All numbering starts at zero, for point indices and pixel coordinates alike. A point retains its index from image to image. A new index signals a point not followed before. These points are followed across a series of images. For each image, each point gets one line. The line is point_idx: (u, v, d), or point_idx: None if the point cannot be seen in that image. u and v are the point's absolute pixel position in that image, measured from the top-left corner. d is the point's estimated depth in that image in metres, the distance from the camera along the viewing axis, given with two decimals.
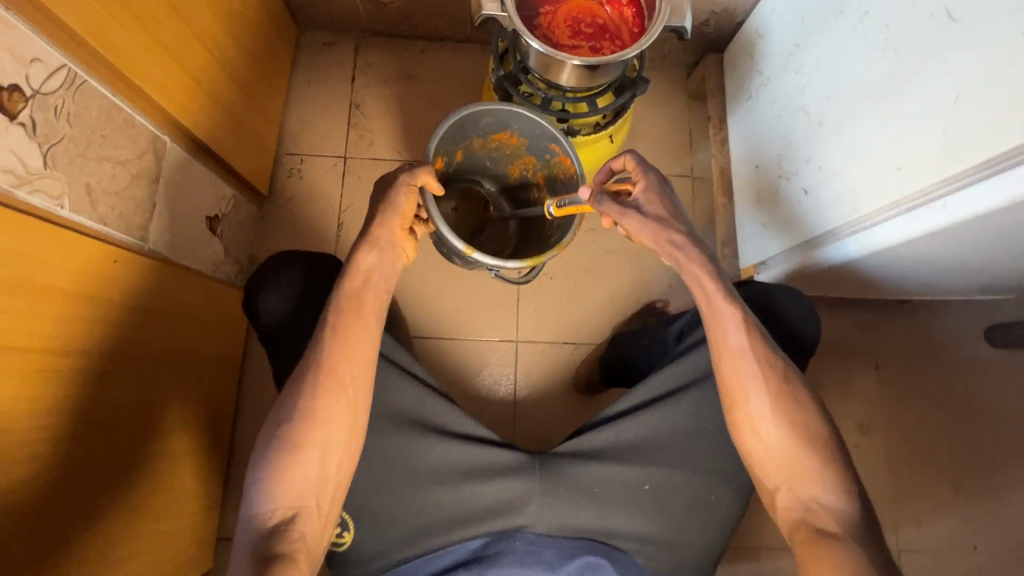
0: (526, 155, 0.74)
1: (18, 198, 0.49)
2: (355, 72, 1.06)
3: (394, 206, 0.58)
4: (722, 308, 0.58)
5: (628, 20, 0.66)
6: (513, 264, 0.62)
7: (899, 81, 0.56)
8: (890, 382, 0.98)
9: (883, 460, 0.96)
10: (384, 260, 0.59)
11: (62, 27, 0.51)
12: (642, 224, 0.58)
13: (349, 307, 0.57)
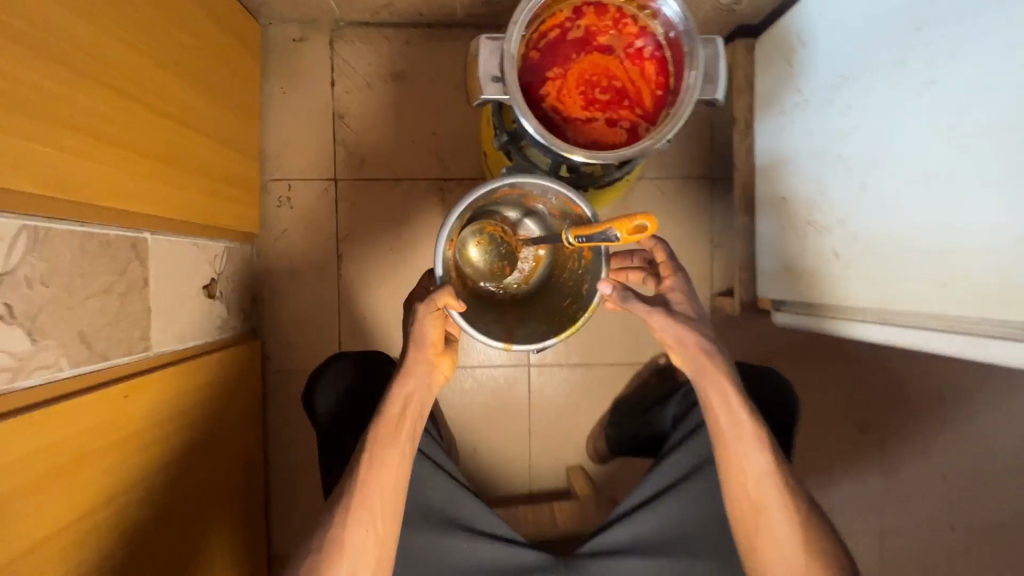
0: (534, 195, 0.60)
1: (19, 387, 0.48)
2: (334, 75, 0.94)
3: (421, 334, 0.59)
4: (747, 428, 0.61)
5: (651, 81, 0.57)
6: (549, 342, 0.60)
7: (957, 187, 0.51)
8: (893, 382, 1.01)
9: (880, 456, 1.02)
10: (423, 380, 0.62)
11: (8, 193, 0.46)
12: (667, 324, 0.59)
13: (389, 432, 0.61)
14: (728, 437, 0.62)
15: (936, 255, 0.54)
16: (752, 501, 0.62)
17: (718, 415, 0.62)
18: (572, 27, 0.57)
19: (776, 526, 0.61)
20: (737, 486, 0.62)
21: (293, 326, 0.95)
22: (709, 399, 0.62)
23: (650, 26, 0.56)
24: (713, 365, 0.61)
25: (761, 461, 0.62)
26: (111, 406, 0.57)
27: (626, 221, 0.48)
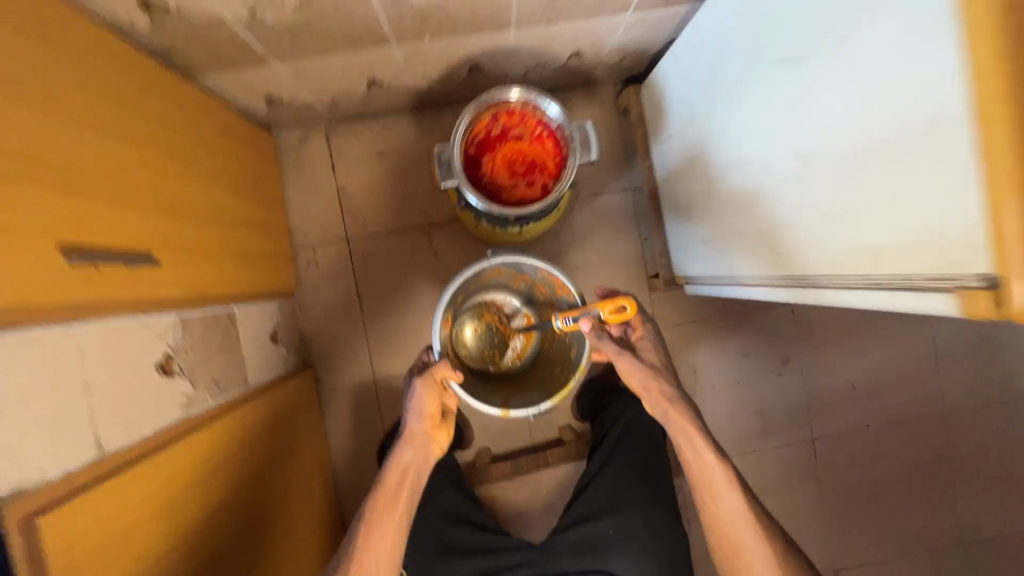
0: (517, 274, 0.93)
1: (196, 413, 0.78)
2: (333, 160, 1.24)
3: (420, 404, 0.84)
4: (716, 474, 0.82)
5: (550, 152, 0.86)
6: (545, 406, 0.87)
7: (738, 196, 0.81)
8: (802, 319, 1.30)
9: (802, 381, 1.31)
10: (420, 449, 0.85)
11: (173, 298, 0.76)
12: (637, 373, 0.86)
13: (388, 499, 0.80)
14: (697, 468, 0.83)
15: (740, 239, 0.85)
16: (733, 534, 0.80)
17: (687, 453, 0.83)
18: (492, 127, 0.86)
19: (747, 542, 0.78)
20: (720, 522, 0.81)
21: (335, 356, 1.25)
22: (679, 440, 0.84)
23: (542, 117, 0.85)
24: (676, 410, 0.84)
25: (725, 488, 0.81)
26: (242, 422, 0.87)
27: (607, 305, 0.80)
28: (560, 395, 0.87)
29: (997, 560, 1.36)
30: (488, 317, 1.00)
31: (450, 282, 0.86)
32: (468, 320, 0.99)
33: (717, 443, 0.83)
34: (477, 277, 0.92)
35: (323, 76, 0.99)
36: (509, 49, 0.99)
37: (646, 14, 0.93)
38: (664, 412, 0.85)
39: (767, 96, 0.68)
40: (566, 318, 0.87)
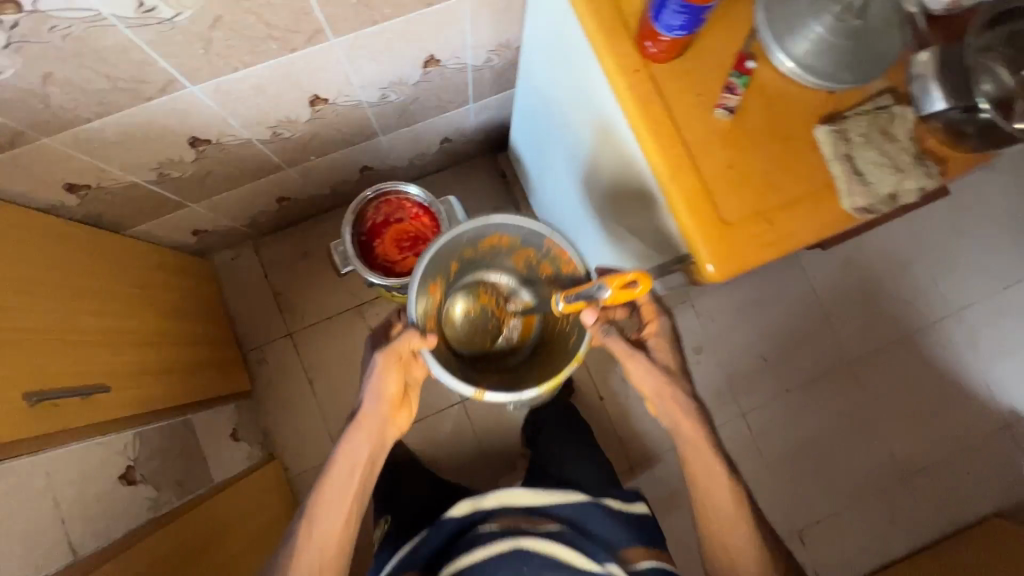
0: (518, 247, 0.83)
1: (161, 514, 0.90)
2: (266, 269, 1.41)
3: (379, 383, 0.76)
4: (720, 487, 0.80)
5: (428, 226, 1.06)
6: (528, 394, 0.75)
7: (578, 225, 1.03)
8: (702, 311, 1.50)
9: (717, 365, 1.48)
10: (374, 439, 0.78)
11: (133, 414, 0.89)
12: (647, 374, 0.78)
13: (338, 488, 0.76)
14: (704, 478, 0.81)
15: (591, 256, 1.05)
16: (732, 546, 0.79)
17: (695, 463, 0.81)
18: (376, 218, 1.06)
19: (743, 552, 0.78)
20: (721, 533, 0.79)
21: (298, 441, 1.37)
22: (687, 450, 0.81)
23: (414, 200, 1.06)
24: (690, 422, 0.80)
25: (730, 499, 0.80)
26: (213, 512, 0.98)
27: (619, 277, 0.66)
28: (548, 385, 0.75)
29: (937, 487, 1.49)
30: (482, 298, 0.90)
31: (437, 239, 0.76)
32: (460, 300, 0.89)
33: (725, 455, 0.81)
34: (469, 243, 0.81)
35: (238, 204, 1.18)
36: (386, 149, 1.20)
37: (486, 101, 1.16)
38: (672, 417, 0.80)
39: (562, 151, 0.90)
40: (567, 299, 0.74)
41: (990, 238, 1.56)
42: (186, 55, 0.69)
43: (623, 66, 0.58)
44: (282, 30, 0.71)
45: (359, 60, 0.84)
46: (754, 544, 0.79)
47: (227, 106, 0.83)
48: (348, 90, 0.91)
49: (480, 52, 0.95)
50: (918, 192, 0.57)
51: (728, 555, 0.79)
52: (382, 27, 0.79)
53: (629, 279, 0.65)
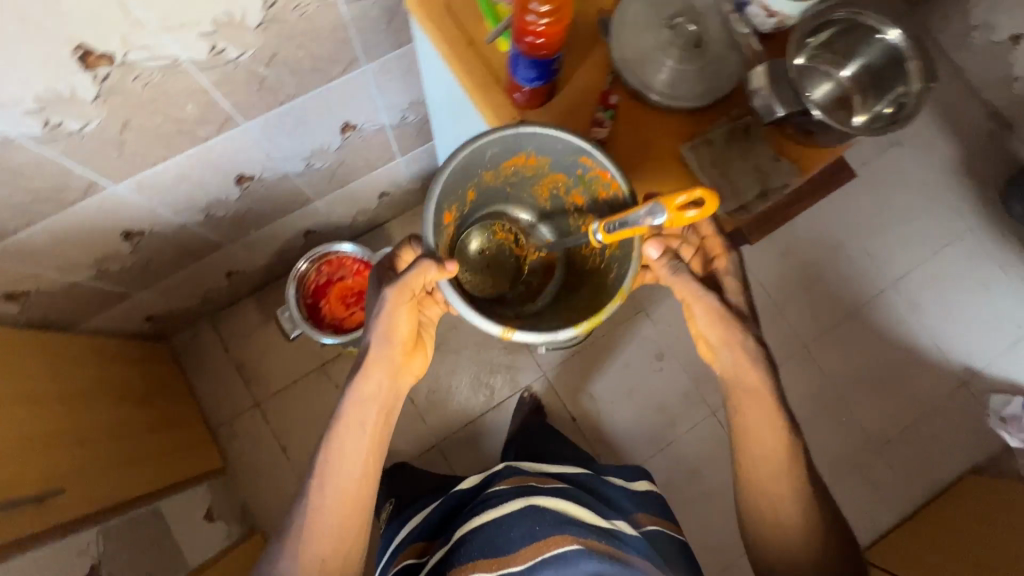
0: (547, 169, 0.68)
1: None
2: (226, 343, 1.42)
3: (391, 322, 0.69)
4: (773, 440, 0.70)
5: (369, 278, 1.11)
6: (564, 333, 0.61)
7: None
8: (659, 318, 1.55)
9: (681, 368, 1.52)
10: (384, 382, 0.72)
11: (93, 511, 0.89)
12: (709, 313, 0.68)
13: (352, 434, 0.71)
14: (759, 432, 0.70)
15: None
16: (770, 501, 0.70)
17: (749, 416, 0.70)
18: (319, 279, 1.11)
19: (787, 514, 0.69)
20: (762, 489, 0.70)
21: (277, 510, 1.35)
22: (738, 398, 0.71)
23: (353, 257, 1.11)
24: (754, 371, 0.69)
25: (784, 459, 0.70)
26: None
27: (679, 195, 0.54)
28: (586, 322, 0.62)
29: (911, 454, 1.53)
30: (499, 236, 0.77)
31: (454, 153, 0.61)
32: (476, 238, 0.75)
33: (786, 410, 0.71)
34: (489, 164, 0.67)
35: (186, 285, 1.20)
36: (325, 210, 1.24)
37: (414, 152, 1.21)
38: (734, 363, 0.70)
39: None
40: (607, 228, 0.60)
41: (914, 209, 1.66)
42: (102, 158, 0.73)
43: (500, 117, 0.65)
44: (194, 123, 0.76)
45: (276, 137, 0.89)
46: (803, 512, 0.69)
47: (155, 196, 0.87)
48: (271, 164, 0.96)
49: (393, 112, 1.01)
50: (784, 190, 0.64)
51: (767, 516, 0.70)
52: (291, 105, 0.84)
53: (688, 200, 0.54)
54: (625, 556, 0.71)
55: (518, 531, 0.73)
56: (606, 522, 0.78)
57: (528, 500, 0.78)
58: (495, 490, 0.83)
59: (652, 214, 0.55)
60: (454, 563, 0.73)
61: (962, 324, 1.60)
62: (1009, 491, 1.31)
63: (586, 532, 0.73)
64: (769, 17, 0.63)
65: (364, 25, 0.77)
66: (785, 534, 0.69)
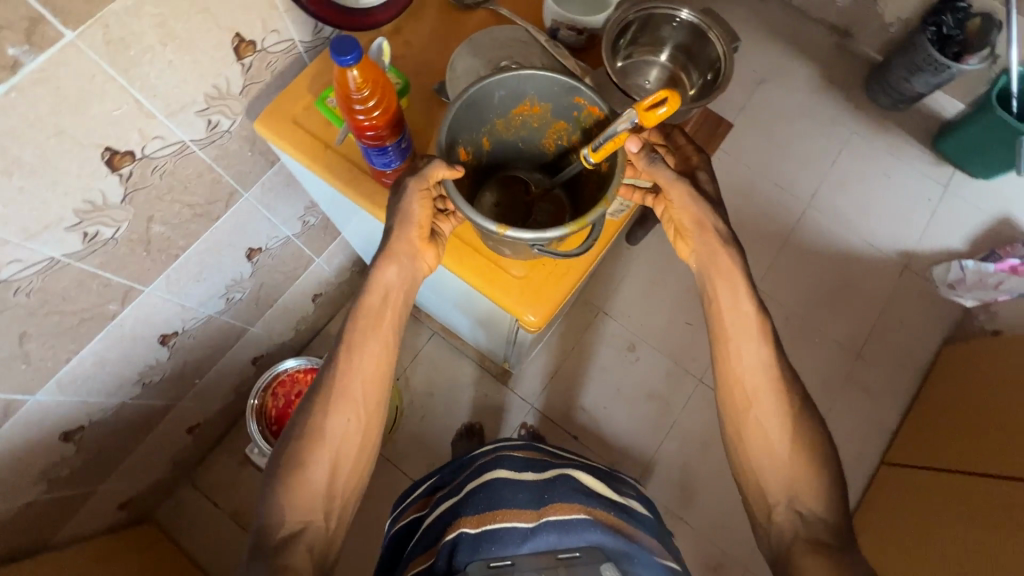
0: (550, 117, 0.67)
1: None
2: (212, 497, 1.36)
3: (407, 211, 0.62)
4: (750, 337, 0.68)
5: None
6: (552, 232, 0.57)
7: (449, 315, 1.09)
8: (617, 311, 1.59)
9: (655, 350, 1.56)
10: (407, 259, 0.65)
11: None
12: (690, 202, 0.67)
13: (370, 319, 0.65)
14: (733, 325, 0.69)
15: (475, 333, 1.11)
16: (756, 412, 0.67)
17: (724, 303, 0.69)
18: (278, 402, 1.11)
19: (761, 410, 0.66)
20: (745, 392, 0.67)
21: None
22: (710, 287, 0.70)
23: (302, 369, 1.13)
24: (724, 254, 0.69)
25: (756, 347, 0.68)
26: None
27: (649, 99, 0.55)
28: (576, 221, 0.57)
29: (887, 347, 1.60)
30: (510, 189, 0.73)
31: (465, 88, 0.61)
32: (493, 189, 0.73)
33: (758, 299, 0.69)
34: (497, 108, 0.66)
35: (149, 457, 1.16)
36: (263, 333, 1.23)
37: (329, 250, 1.23)
38: (707, 252, 0.70)
39: None
40: (593, 148, 0.59)
41: (799, 130, 1.78)
42: (9, 375, 0.71)
43: (379, 202, 0.70)
44: (94, 308, 0.76)
45: (184, 286, 0.89)
46: (775, 408, 0.66)
47: (82, 390, 0.85)
48: (189, 313, 0.96)
49: (293, 221, 1.03)
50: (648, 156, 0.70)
51: (741, 415, 0.67)
52: (187, 253, 0.85)
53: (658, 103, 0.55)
54: (626, 530, 0.70)
55: (527, 494, 0.72)
56: (617, 495, 0.77)
57: (544, 471, 0.77)
58: (510, 452, 0.80)
59: (626, 120, 0.56)
60: (465, 510, 0.71)
61: (881, 215, 1.71)
62: (986, 348, 1.38)
63: (593, 501, 0.72)
64: (576, 34, 0.71)
65: (228, 160, 0.79)
66: (764, 433, 0.66)
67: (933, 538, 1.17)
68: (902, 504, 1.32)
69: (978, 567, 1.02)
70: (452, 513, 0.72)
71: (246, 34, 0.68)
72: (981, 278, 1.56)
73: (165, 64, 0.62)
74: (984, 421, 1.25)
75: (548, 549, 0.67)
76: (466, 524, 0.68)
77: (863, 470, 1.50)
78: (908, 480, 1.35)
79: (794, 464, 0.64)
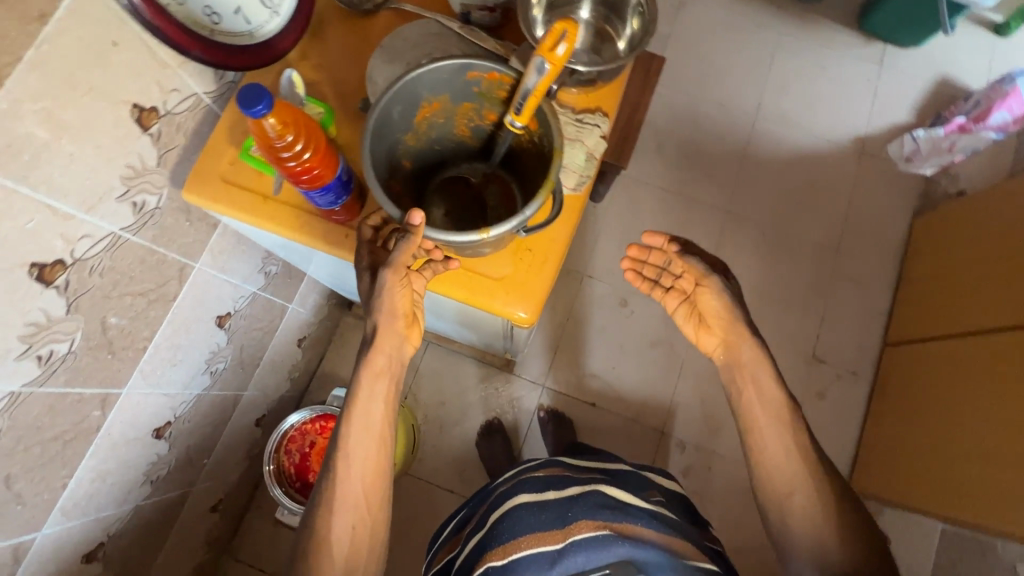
0: (453, 105, 0.59)
1: None
2: (256, 564, 1.33)
3: (389, 302, 0.61)
4: (776, 411, 0.72)
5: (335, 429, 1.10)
6: (531, 207, 0.53)
7: (437, 326, 1.07)
8: (600, 271, 1.58)
9: (646, 299, 1.56)
10: (395, 348, 0.65)
11: None
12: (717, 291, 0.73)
13: (362, 416, 0.63)
14: (761, 405, 0.73)
15: (468, 336, 1.09)
16: (775, 456, 0.70)
17: (750, 391, 0.74)
18: (293, 458, 1.09)
19: (777, 452, 0.70)
20: (766, 452, 0.71)
21: None
22: (738, 379, 0.75)
23: (308, 420, 1.10)
24: (747, 348, 0.74)
25: (788, 436, 0.70)
26: None
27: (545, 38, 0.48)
28: (544, 187, 0.53)
29: (863, 235, 1.63)
30: (447, 192, 0.66)
31: (363, 133, 0.52)
32: (437, 201, 0.65)
33: (785, 388, 0.73)
34: (398, 126, 0.57)
35: (181, 547, 1.13)
36: (259, 392, 1.19)
37: (299, 292, 1.18)
38: (731, 343, 0.75)
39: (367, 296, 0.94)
40: (515, 112, 0.52)
41: (728, 44, 1.76)
42: (4, 522, 0.67)
43: (335, 241, 0.67)
44: (75, 427, 0.71)
45: (161, 375, 0.85)
46: (814, 494, 0.67)
47: (89, 509, 0.81)
48: (177, 399, 0.92)
49: (255, 275, 0.99)
50: (597, 130, 0.68)
51: (784, 508, 0.68)
52: (155, 343, 0.80)
53: (556, 39, 0.49)
54: (632, 532, 0.69)
55: (550, 514, 0.71)
56: (647, 504, 0.75)
57: (567, 488, 0.75)
58: (531, 474, 0.80)
59: (534, 71, 0.49)
60: (492, 544, 0.70)
61: (827, 107, 1.72)
62: (961, 213, 1.41)
63: (622, 516, 0.70)
64: (490, 13, 0.67)
65: (167, 237, 0.74)
66: (809, 530, 0.66)
67: (951, 406, 1.22)
68: (912, 381, 1.36)
69: (1004, 422, 1.07)
70: (480, 551, 0.71)
71: (144, 101, 0.63)
72: (934, 144, 1.57)
73: (67, 159, 0.57)
74: (973, 283, 1.29)
75: (577, 571, 0.65)
76: (493, 558, 0.68)
77: (869, 356, 1.54)
78: (913, 356, 1.40)
79: (804, 483, 0.68)
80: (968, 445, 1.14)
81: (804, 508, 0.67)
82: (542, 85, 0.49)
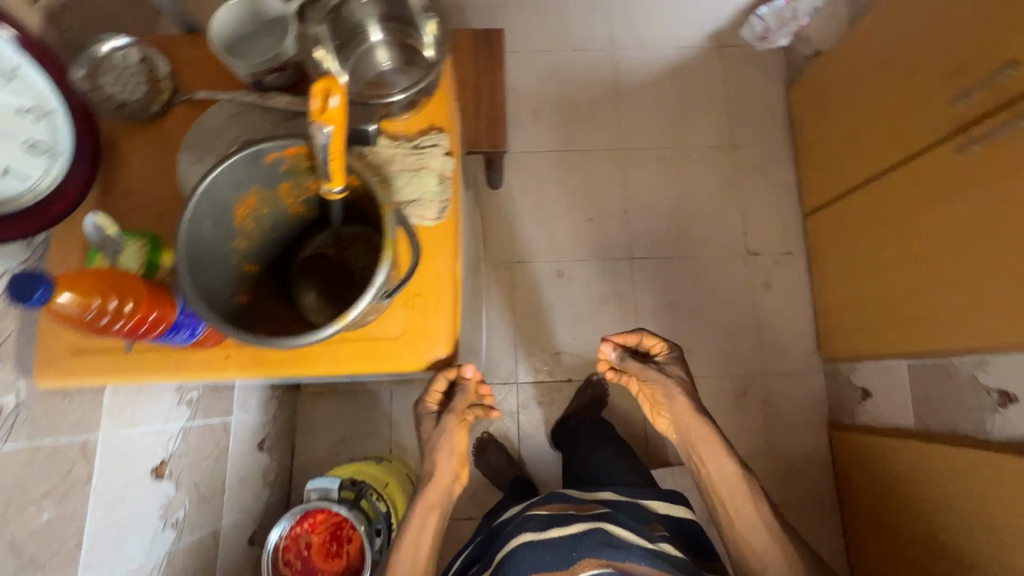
0: (264, 194, 0.55)
1: None
2: None
3: (450, 443, 0.81)
4: (733, 480, 0.89)
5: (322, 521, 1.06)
6: (378, 278, 0.49)
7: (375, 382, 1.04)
8: (527, 252, 1.57)
9: (579, 262, 1.56)
10: (445, 486, 0.84)
11: None
12: (658, 376, 0.92)
13: (416, 525, 0.83)
14: (722, 480, 0.89)
15: None
16: (744, 529, 0.87)
17: (709, 463, 0.91)
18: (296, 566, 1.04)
19: (744, 521, 0.87)
20: (729, 522, 0.88)
21: None
22: (694, 453, 0.92)
23: (292, 526, 1.04)
24: (699, 425, 0.91)
25: (753, 507, 0.87)
26: None
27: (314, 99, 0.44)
28: (385, 249, 0.50)
29: (749, 123, 1.67)
30: (310, 274, 0.63)
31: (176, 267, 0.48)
32: (304, 285, 0.63)
33: (740, 460, 0.90)
34: (218, 239, 0.53)
35: None
36: (238, 515, 1.13)
37: (237, 401, 1.12)
38: (685, 424, 0.92)
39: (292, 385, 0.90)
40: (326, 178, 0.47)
41: None
42: None
43: (216, 366, 0.63)
44: None
45: (113, 558, 0.78)
46: (785, 558, 0.84)
47: None
48: (144, 569, 0.85)
49: (178, 409, 0.93)
50: (435, 149, 0.64)
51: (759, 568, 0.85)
52: (88, 532, 0.73)
53: (326, 97, 0.45)
54: (627, 566, 0.75)
55: (555, 555, 0.76)
56: (650, 544, 0.82)
57: (570, 526, 0.80)
58: (536, 512, 0.85)
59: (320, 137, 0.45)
60: None
61: (672, 14, 1.73)
62: (825, 74, 1.47)
63: (623, 554, 0.76)
64: (280, 72, 0.63)
65: (48, 426, 0.68)
66: None
67: (875, 253, 1.29)
68: (838, 243, 1.43)
69: (926, 250, 1.13)
70: None
71: None
72: (780, 17, 1.60)
73: None
74: (856, 134, 1.35)
75: None
76: None
77: (796, 232, 1.60)
78: (832, 219, 1.46)
79: (773, 542, 0.85)
80: (901, 283, 1.20)
81: (778, 572, 0.83)
82: (335, 143, 0.45)
